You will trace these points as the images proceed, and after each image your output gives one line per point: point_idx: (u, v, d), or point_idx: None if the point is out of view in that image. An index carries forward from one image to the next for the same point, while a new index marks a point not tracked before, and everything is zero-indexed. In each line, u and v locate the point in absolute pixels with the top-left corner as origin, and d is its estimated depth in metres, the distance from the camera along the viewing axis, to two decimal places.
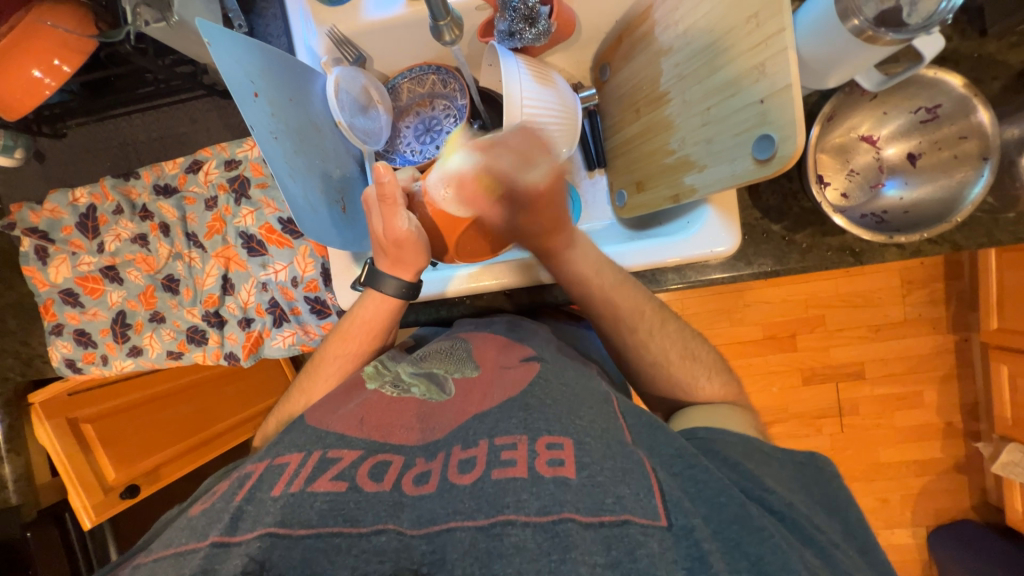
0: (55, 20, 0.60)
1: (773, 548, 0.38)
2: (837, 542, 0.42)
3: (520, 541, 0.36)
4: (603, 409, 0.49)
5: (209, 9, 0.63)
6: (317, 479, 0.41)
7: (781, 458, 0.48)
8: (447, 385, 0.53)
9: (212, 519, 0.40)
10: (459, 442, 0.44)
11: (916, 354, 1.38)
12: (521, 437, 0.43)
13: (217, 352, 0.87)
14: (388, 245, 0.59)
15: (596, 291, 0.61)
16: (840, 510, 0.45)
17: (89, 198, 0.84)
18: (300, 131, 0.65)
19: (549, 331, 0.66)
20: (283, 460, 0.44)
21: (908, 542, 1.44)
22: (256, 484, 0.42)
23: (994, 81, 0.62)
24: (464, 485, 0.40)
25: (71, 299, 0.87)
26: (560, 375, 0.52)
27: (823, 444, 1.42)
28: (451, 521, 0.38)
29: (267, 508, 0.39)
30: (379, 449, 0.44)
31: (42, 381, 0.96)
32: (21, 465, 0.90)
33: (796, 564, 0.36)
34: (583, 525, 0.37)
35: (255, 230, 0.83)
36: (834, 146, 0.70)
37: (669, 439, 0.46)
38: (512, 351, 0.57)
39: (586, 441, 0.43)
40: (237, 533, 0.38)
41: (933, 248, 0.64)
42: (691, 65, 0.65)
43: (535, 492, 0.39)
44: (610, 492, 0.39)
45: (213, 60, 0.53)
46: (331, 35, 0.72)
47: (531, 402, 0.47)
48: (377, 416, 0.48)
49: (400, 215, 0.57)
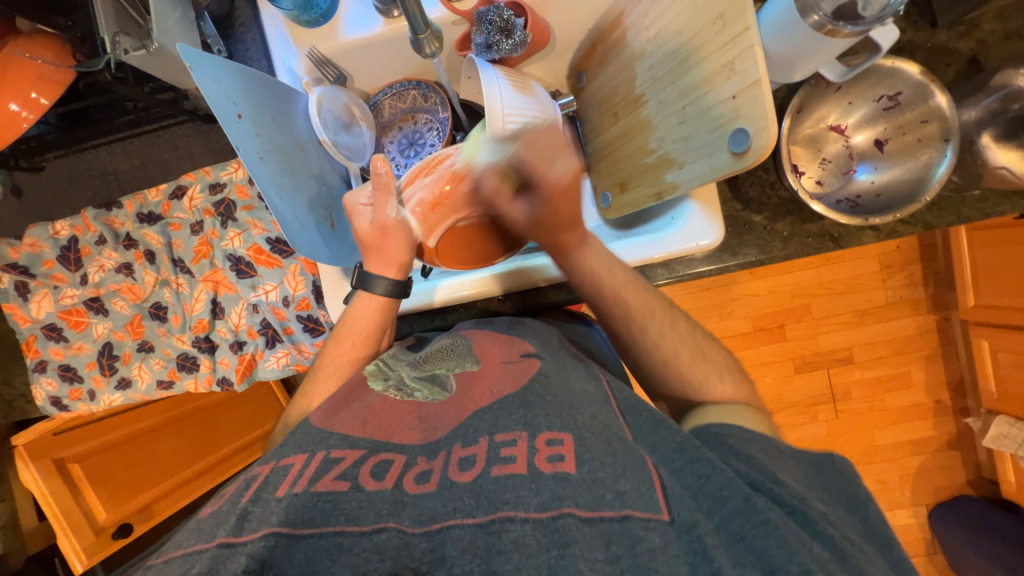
0: (33, 53, 0.61)
1: (778, 540, 0.36)
2: (857, 539, 0.41)
3: (519, 537, 0.36)
4: (602, 407, 0.49)
5: (188, 35, 0.64)
6: (323, 478, 0.41)
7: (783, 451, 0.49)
8: (448, 382, 0.53)
9: (220, 521, 0.39)
10: (459, 439, 0.44)
11: (901, 335, 1.42)
12: (520, 434, 0.44)
13: (209, 378, 0.86)
14: (373, 235, 0.63)
15: (607, 288, 0.61)
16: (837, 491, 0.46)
17: (70, 230, 0.82)
18: (285, 150, 0.65)
19: (550, 327, 0.66)
20: (288, 461, 0.44)
21: (910, 523, 1.46)
22: (262, 485, 0.41)
23: (948, 68, 0.66)
24: (465, 482, 0.40)
25: (54, 334, 0.85)
26: (560, 371, 0.53)
27: (820, 430, 1.44)
28: (451, 519, 0.38)
29: (272, 508, 0.39)
30: (382, 448, 0.45)
31: (25, 421, 0.92)
32: (5, 511, 0.87)
33: (806, 558, 0.35)
34: (582, 520, 0.37)
35: (243, 252, 0.82)
36: (804, 138, 0.73)
37: (674, 433, 0.46)
38: (513, 347, 0.57)
39: (586, 438, 0.43)
40: (243, 533, 0.37)
41: (906, 228, 0.67)
42: (664, 67, 0.67)
43: (535, 488, 0.39)
44: (610, 488, 0.39)
45: (196, 85, 0.53)
46: (310, 56, 0.72)
47: (531, 398, 0.47)
48: (381, 417, 0.48)
49: (392, 203, 0.61)
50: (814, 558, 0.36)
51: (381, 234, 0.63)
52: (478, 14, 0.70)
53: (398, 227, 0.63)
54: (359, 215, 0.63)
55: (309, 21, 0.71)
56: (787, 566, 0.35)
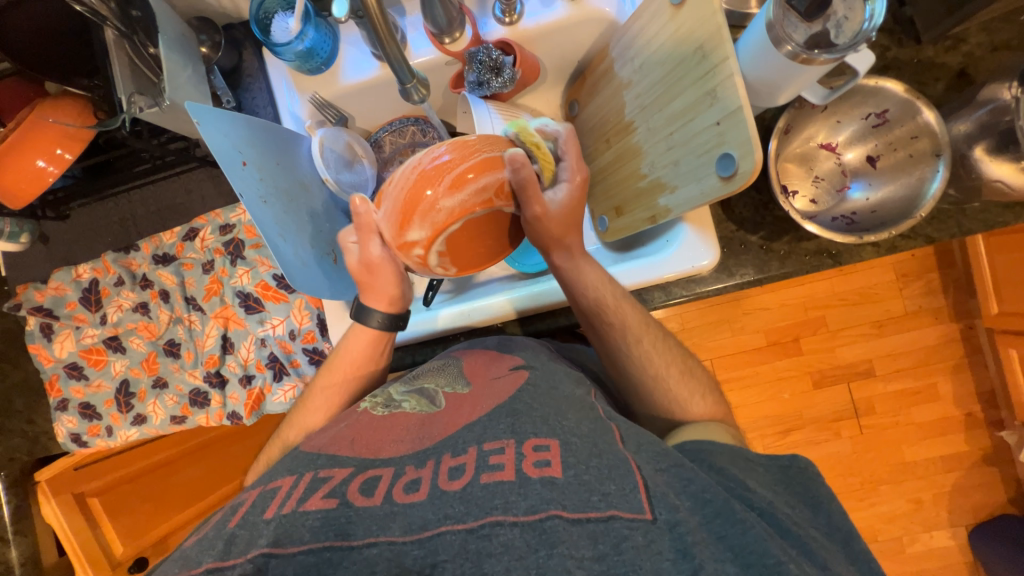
0: (57, 115, 0.66)
1: (754, 537, 0.39)
2: (819, 537, 0.43)
3: (508, 539, 0.37)
4: (591, 413, 0.49)
5: (200, 89, 0.69)
6: (310, 498, 0.42)
7: (777, 469, 0.49)
8: (437, 398, 0.54)
9: (205, 547, 0.40)
10: (448, 449, 0.45)
11: (922, 346, 1.37)
12: (507, 441, 0.44)
13: (219, 413, 0.89)
14: (362, 272, 0.61)
15: (599, 304, 0.61)
16: (833, 512, 0.46)
17: (91, 273, 0.87)
18: (289, 191, 0.69)
19: (540, 344, 0.65)
20: (276, 484, 0.45)
21: (949, 545, 1.38)
22: (248, 510, 0.43)
23: (936, 83, 0.66)
24: (454, 491, 0.41)
25: (76, 372, 0.89)
26: (549, 382, 0.53)
27: (843, 447, 1.39)
28: (443, 526, 0.38)
29: (260, 530, 0.40)
30: (370, 466, 0.45)
31: (47, 456, 0.95)
32: (28, 547, 0.90)
33: (779, 553, 0.37)
34: (569, 522, 0.38)
35: (251, 288, 0.86)
36: (796, 156, 0.73)
37: (655, 441, 0.47)
38: (500, 362, 0.58)
39: (572, 443, 0.44)
40: (229, 558, 0.38)
41: (906, 242, 0.66)
42: (652, 95, 0.68)
43: (523, 493, 0.40)
44: (596, 490, 0.40)
45: (203, 138, 0.57)
46: (312, 100, 0.76)
47: (518, 407, 0.48)
48: (368, 436, 0.49)
49: (375, 241, 0.58)
50: (785, 552, 0.38)
51: (369, 272, 0.61)
52: (469, 54, 0.73)
53: (381, 263, 0.60)
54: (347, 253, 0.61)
55: (312, 69, 0.74)
56: (761, 559, 0.37)
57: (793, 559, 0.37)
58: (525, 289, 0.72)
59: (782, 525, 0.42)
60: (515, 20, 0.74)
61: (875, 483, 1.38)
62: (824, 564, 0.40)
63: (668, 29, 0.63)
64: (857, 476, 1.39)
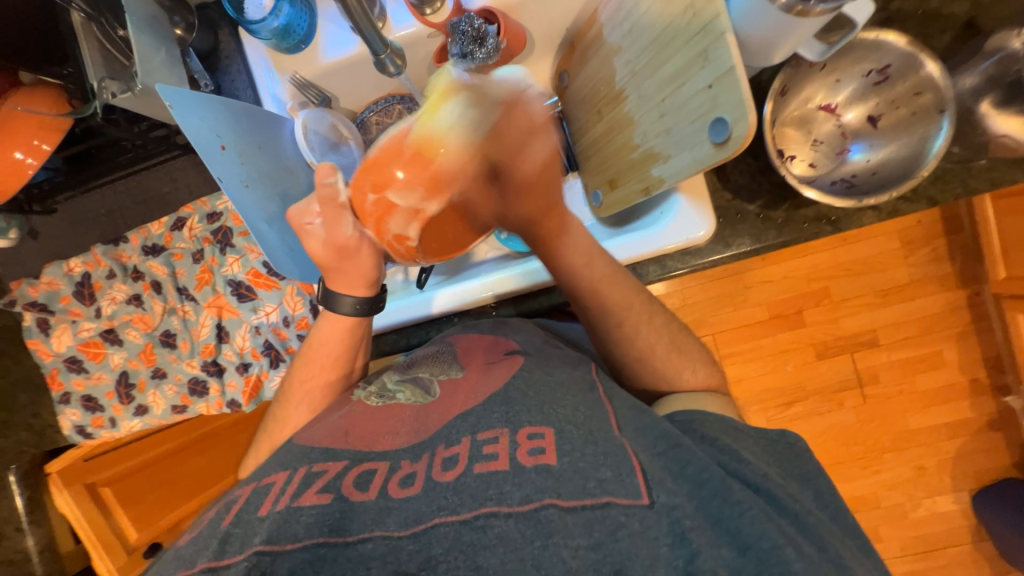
0: (30, 105, 0.64)
1: (751, 519, 0.38)
2: (816, 510, 0.43)
3: (503, 531, 0.37)
4: (588, 397, 0.49)
5: (173, 73, 0.66)
6: (304, 493, 0.42)
7: (766, 442, 0.49)
8: (432, 386, 0.54)
9: (198, 547, 0.40)
10: (442, 441, 0.45)
11: (927, 314, 1.35)
12: (502, 430, 0.44)
13: (219, 401, 0.90)
14: (332, 257, 0.57)
15: (584, 282, 0.58)
16: (824, 484, 0.47)
17: (83, 267, 0.87)
18: (272, 175, 0.68)
19: (534, 325, 0.64)
20: (269, 480, 0.45)
21: (952, 510, 1.39)
22: (242, 508, 0.42)
23: (942, 35, 0.63)
24: (447, 482, 0.40)
25: (76, 366, 0.90)
26: (544, 367, 0.52)
27: (846, 417, 1.39)
28: (435, 518, 0.38)
29: (254, 528, 0.39)
30: (364, 458, 0.45)
31: (57, 449, 0.97)
32: (44, 535, 0.91)
33: (775, 534, 0.37)
34: (564, 510, 0.38)
35: (242, 276, 0.87)
36: (794, 119, 0.70)
37: (654, 420, 0.47)
38: (496, 349, 0.57)
39: (566, 430, 0.43)
40: (224, 557, 0.37)
41: (909, 205, 0.63)
42: (642, 60, 0.66)
43: (518, 483, 0.39)
44: (591, 477, 0.40)
45: (177, 122, 0.55)
46: (293, 81, 0.74)
47: (512, 396, 0.47)
48: (361, 427, 0.49)
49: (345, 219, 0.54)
50: (784, 535, 0.38)
51: (340, 255, 0.57)
52: (451, 25, 0.70)
53: (357, 246, 0.56)
54: (307, 235, 0.56)
55: (290, 47, 0.71)
56: (759, 543, 0.37)
57: (791, 544, 0.37)
58: (514, 270, 0.72)
59: (777, 504, 0.42)
60: None
61: (879, 451, 1.39)
62: (818, 540, 0.40)
63: None
64: (860, 445, 1.39)
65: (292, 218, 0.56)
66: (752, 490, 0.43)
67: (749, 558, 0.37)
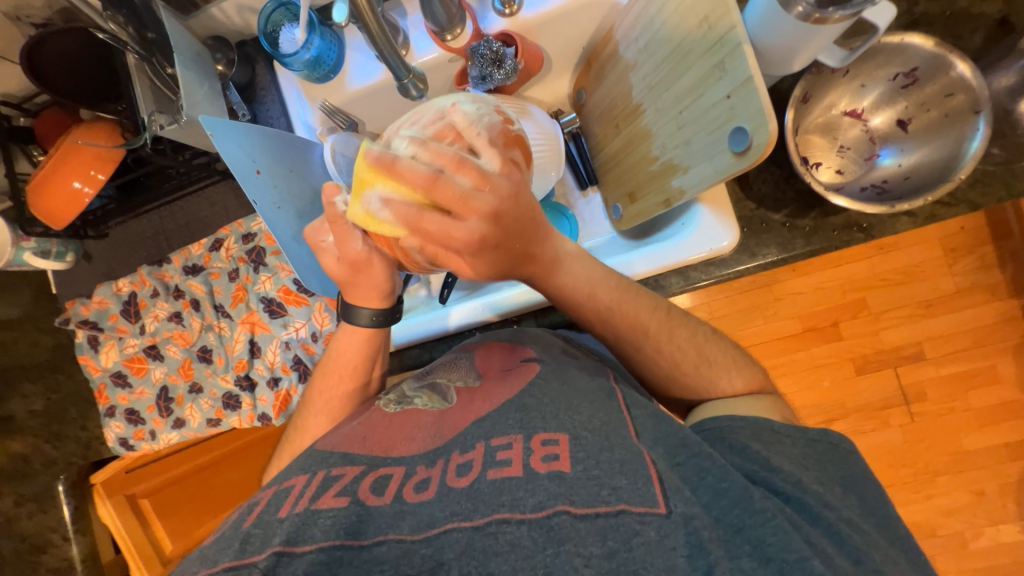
0: (91, 138, 0.70)
1: (774, 529, 0.38)
2: (859, 522, 0.42)
3: (514, 538, 0.36)
4: (605, 403, 0.48)
5: (216, 106, 0.71)
6: (322, 496, 0.42)
7: (803, 442, 0.47)
8: (449, 393, 0.54)
9: (221, 546, 0.40)
10: (457, 447, 0.45)
11: (979, 326, 1.27)
12: (516, 436, 0.44)
13: (251, 414, 0.93)
14: (345, 272, 0.57)
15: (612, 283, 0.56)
16: (861, 498, 0.45)
17: (130, 286, 0.93)
18: (305, 197, 0.71)
19: (555, 335, 0.64)
20: (289, 483, 0.46)
21: (1019, 540, 1.27)
22: (263, 509, 0.43)
23: (974, 35, 0.61)
24: (462, 487, 0.40)
25: (121, 380, 0.95)
26: (560, 373, 0.52)
27: (893, 437, 1.30)
28: (448, 523, 0.38)
29: (275, 529, 0.40)
30: (380, 464, 0.45)
31: (101, 460, 1.02)
32: (88, 543, 0.95)
33: (802, 547, 0.36)
34: (576, 517, 0.37)
35: (274, 293, 0.90)
36: (818, 126, 0.69)
37: (675, 428, 0.46)
38: (513, 354, 0.58)
39: (582, 438, 0.43)
40: (245, 556, 0.38)
41: (947, 210, 0.61)
42: (658, 74, 0.66)
43: (531, 488, 0.39)
44: (606, 484, 0.39)
45: (218, 150, 0.59)
46: (323, 108, 0.77)
47: (528, 402, 0.47)
48: (379, 433, 0.50)
49: (353, 236, 0.53)
50: (809, 545, 0.38)
51: (353, 270, 0.57)
52: (471, 49, 0.73)
53: (368, 259, 0.55)
54: (323, 252, 0.57)
55: (320, 77, 0.76)
56: (782, 554, 0.36)
57: (818, 555, 0.36)
58: None
59: (811, 516, 0.41)
60: (515, 11, 0.74)
61: (931, 474, 1.29)
62: (852, 552, 0.39)
63: (671, 5, 0.60)
64: (910, 468, 1.30)
65: (308, 237, 0.58)
66: (781, 499, 0.42)
67: (770, 569, 0.36)
